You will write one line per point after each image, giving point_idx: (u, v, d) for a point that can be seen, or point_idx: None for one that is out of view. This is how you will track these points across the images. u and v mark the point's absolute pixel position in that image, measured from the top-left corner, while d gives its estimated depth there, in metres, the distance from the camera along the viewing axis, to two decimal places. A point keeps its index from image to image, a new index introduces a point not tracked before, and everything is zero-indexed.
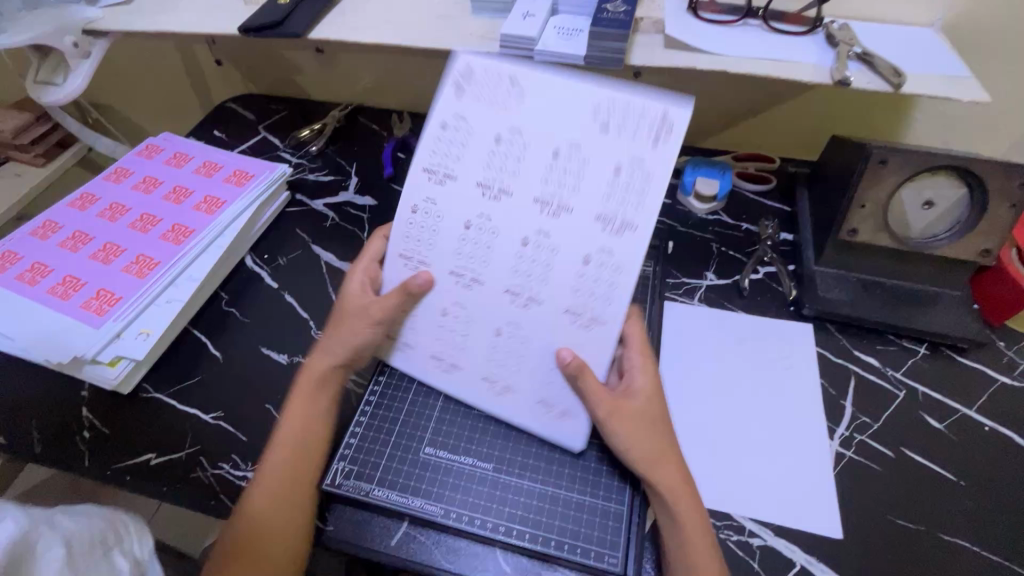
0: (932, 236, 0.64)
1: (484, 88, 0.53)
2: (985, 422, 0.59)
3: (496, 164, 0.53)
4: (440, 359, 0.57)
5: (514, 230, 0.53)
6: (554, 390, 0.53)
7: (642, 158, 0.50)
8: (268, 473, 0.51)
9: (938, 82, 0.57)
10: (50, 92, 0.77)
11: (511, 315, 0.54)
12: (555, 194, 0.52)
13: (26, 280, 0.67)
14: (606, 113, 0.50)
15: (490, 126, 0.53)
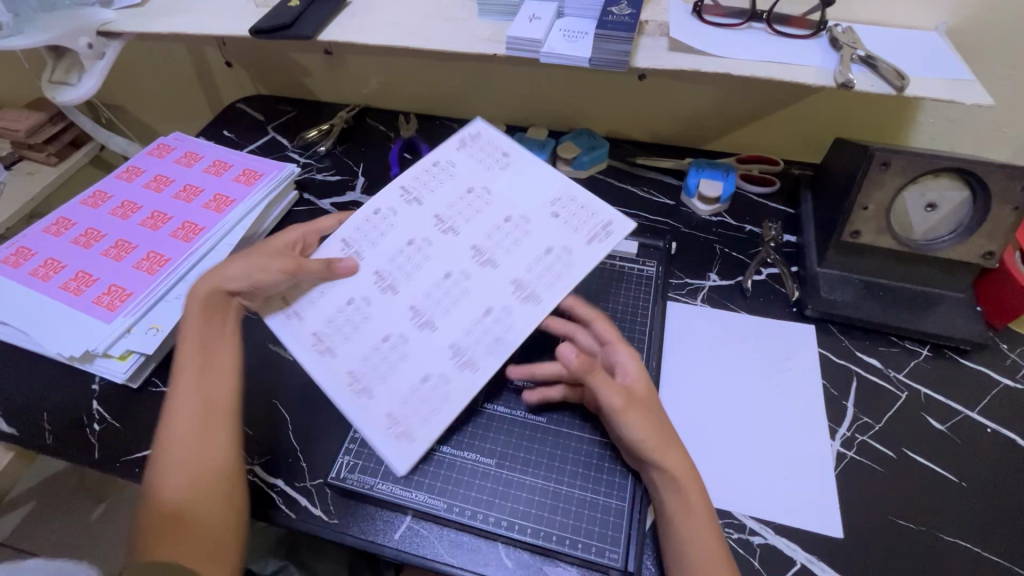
0: (935, 238, 0.64)
1: (484, 148, 0.66)
2: (987, 424, 0.59)
3: (459, 206, 0.62)
4: (321, 339, 0.55)
5: (443, 263, 0.59)
6: (408, 412, 0.51)
7: (584, 243, 0.58)
8: (181, 409, 0.52)
9: (941, 85, 0.58)
10: (64, 92, 0.79)
11: (400, 330, 0.56)
12: (494, 242, 0.59)
13: (39, 275, 0.68)
14: (566, 206, 0.60)
15: (469, 179, 0.64)
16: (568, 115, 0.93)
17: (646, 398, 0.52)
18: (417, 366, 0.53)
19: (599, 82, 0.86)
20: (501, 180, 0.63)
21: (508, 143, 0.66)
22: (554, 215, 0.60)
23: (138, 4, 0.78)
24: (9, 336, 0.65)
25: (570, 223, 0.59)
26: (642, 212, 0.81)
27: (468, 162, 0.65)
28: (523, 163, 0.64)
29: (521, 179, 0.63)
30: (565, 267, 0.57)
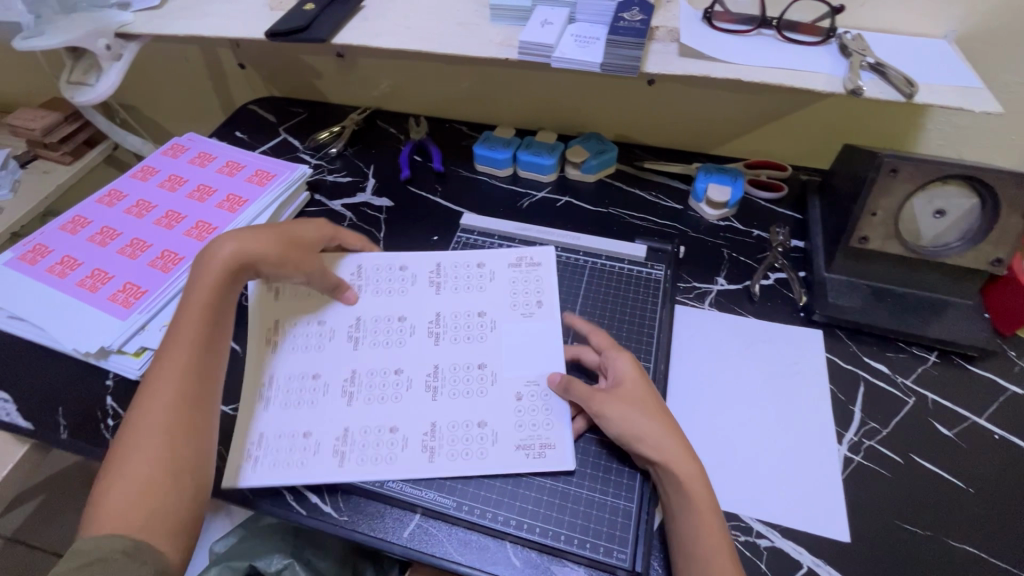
0: (944, 245, 0.64)
1: (530, 283, 0.68)
2: (995, 430, 0.59)
3: (458, 326, 0.64)
4: (276, 340, 0.63)
5: (403, 361, 0.61)
6: (272, 445, 0.56)
7: (514, 448, 0.55)
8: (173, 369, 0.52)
9: (950, 93, 0.58)
10: (82, 92, 0.80)
11: (326, 383, 0.60)
12: (452, 377, 0.60)
13: (56, 272, 0.69)
14: (533, 401, 0.58)
15: (488, 306, 0.66)
16: (577, 119, 0.93)
17: (636, 390, 0.54)
18: (309, 420, 0.57)
19: (609, 87, 0.87)
20: (508, 329, 0.63)
21: (552, 296, 0.67)
22: (518, 401, 0.58)
23: (155, 6, 0.79)
24: (25, 332, 0.66)
25: (524, 429, 0.56)
26: (650, 216, 0.82)
27: (503, 292, 0.67)
28: (545, 325, 0.64)
29: (526, 340, 0.62)
30: (494, 431, 0.56)
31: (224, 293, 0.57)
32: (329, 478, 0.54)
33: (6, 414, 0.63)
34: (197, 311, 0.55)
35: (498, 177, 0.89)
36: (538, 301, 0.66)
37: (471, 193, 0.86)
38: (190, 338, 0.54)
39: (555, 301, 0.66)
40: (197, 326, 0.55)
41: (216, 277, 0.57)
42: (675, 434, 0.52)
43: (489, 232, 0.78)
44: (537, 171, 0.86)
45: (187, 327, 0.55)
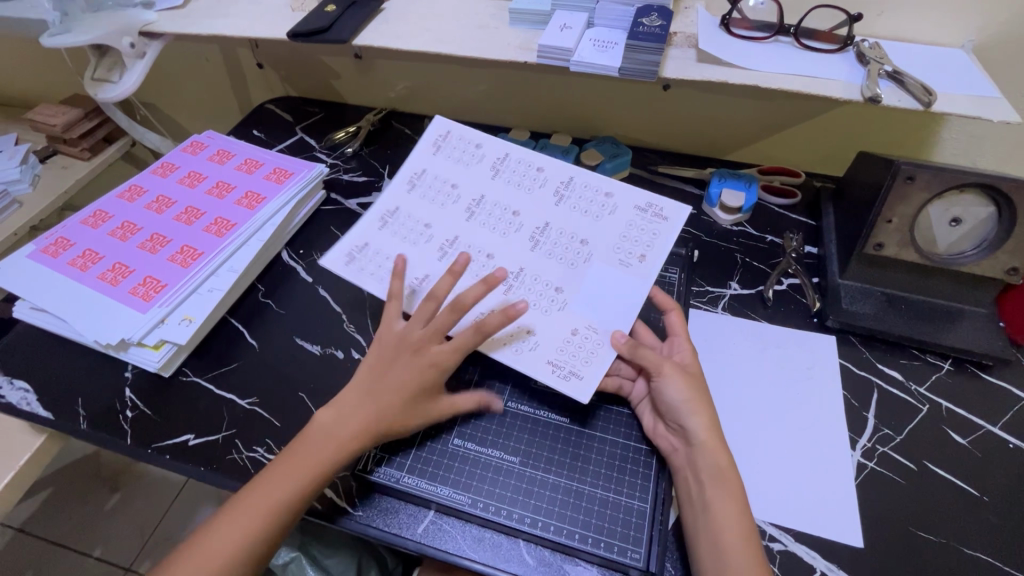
0: (959, 253, 0.64)
1: (644, 233, 0.60)
2: (1010, 440, 0.59)
3: (558, 243, 0.61)
4: (416, 180, 0.66)
5: (497, 248, 0.61)
6: (371, 258, 0.62)
7: (546, 361, 0.55)
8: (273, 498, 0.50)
9: (968, 102, 0.58)
10: (106, 90, 0.82)
11: (431, 234, 0.63)
12: (526, 286, 0.59)
13: (78, 265, 0.70)
14: (584, 340, 0.56)
15: (594, 236, 0.60)
16: (592, 123, 0.94)
17: (696, 376, 0.55)
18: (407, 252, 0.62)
19: (624, 92, 0.87)
20: (598, 268, 0.58)
21: (660, 253, 0.58)
22: (571, 333, 0.56)
23: (178, 6, 0.80)
24: (47, 323, 0.67)
25: (564, 352, 0.55)
26: None
27: (612, 231, 0.60)
28: (633, 284, 0.57)
29: (610, 284, 0.58)
30: (537, 339, 0.56)
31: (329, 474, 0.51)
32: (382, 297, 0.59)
33: (26, 404, 0.63)
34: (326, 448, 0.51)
35: None
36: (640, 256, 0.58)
37: None
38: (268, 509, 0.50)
39: (659, 263, 0.58)
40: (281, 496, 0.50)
41: (328, 445, 0.51)
42: (718, 427, 0.53)
43: None
44: None
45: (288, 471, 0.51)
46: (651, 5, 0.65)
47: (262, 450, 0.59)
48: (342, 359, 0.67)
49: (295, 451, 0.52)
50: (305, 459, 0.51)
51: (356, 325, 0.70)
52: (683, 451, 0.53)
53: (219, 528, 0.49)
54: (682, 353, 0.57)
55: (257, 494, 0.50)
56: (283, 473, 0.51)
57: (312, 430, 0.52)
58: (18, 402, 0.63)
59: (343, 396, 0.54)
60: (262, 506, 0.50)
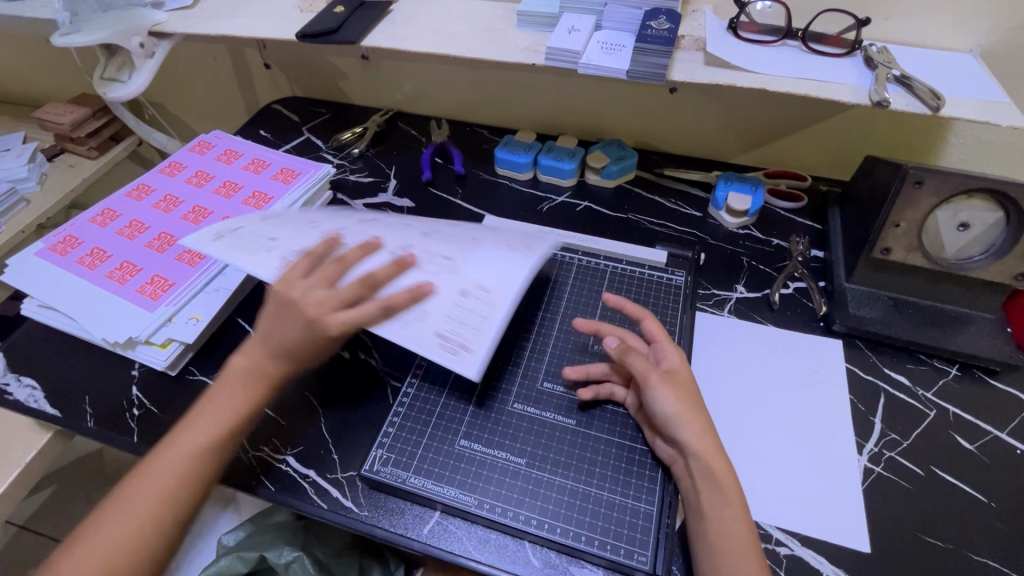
0: (967, 258, 0.64)
1: (534, 238, 0.64)
2: (1017, 445, 0.59)
3: (451, 237, 0.64)
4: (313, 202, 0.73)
5: (387, 234, 0.63)
6: (250, 239, 0.62)
7: (433, 332, 0.53)
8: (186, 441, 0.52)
9: (978, 107, 0.58)
10: (114, 89, 0.82)
11: (317, 224, 0.65)
12: (418, 253, 0.60)
13: (86, 264, 0.70)
14: (474, 302, 0.55)
15: (486, 236, 0.65)
16: (597, 125, 0.94)
17: (686, 382, 0.55)
18: (283, 233, 0.63)
19: (630, 94, 0.87)
20: (489, 249, 0.61)
21: (547, 246, 0.63)
22: (460, 295, 0.55)
23: (187, 6, 0.81)
24: (56, 321, 0.67)
25: (452, 324, 0.53)
26: (669, 223, 0.82)
27: (507, 236, 0.65)
28: (526, 259, 0.60)
29: (499, 262, 0.59)
30: (424, 311, 0.54)
31: (247, 416, 0.54)
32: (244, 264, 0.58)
33: (33, 401, 0.63)
34: (231, 390, 0.55)
35: (518, 180, 0.89)
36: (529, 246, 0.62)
37: (492, 196, 0.87)
38: (191, 452, 0.52)
39: (547, 251, 0.61)
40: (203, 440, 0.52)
41: (238, 388, 0.55)
42: (713, 433, 0.52)
43: None
44: (557, 176, 0.87)
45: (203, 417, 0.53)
46: (659, 8, 0.66)
47: (268, 449, 0.59)
48: (348, 359, 0.66)
49: (209, 400, 0.54)
50: (219, 404, 0.54)
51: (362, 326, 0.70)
52: (681, 461, 0.52)
53: (143, 476, 0.51)
54: (666, 360, 0.57)
55: (177, 442, 0.52)
56: (199, 418, 0.53)
57: (223, 378, 0.56)
58: (26, 400, 0.64)
59: (247, 345, 0.56)
60: (184, 450, 0.52)
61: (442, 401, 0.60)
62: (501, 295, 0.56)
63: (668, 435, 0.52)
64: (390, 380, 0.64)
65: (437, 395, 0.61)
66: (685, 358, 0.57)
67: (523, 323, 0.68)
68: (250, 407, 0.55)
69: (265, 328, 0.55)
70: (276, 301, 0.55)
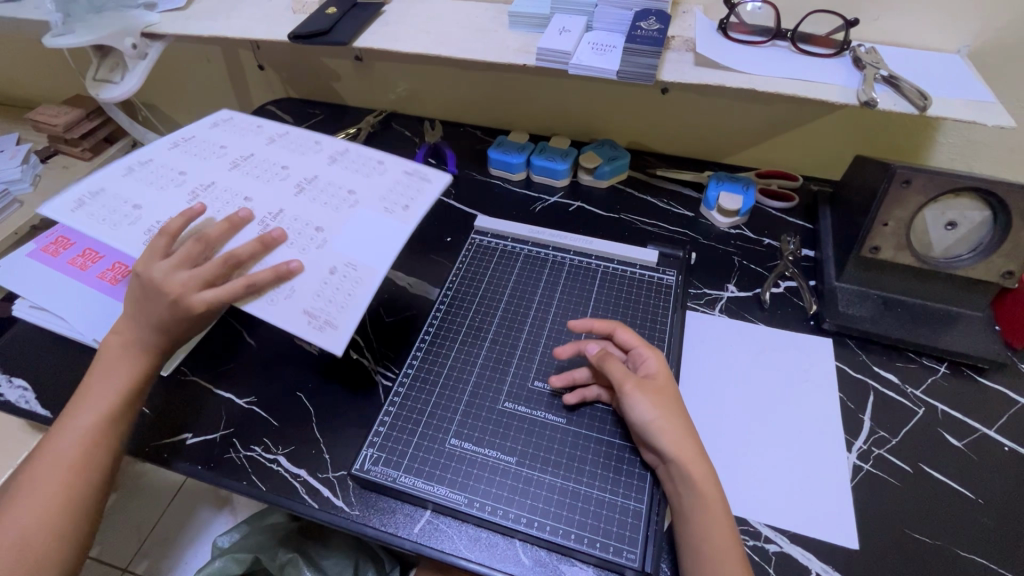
0: (955, 257, 0.65)
1: (410, 190, 0.65)
2: (1005, 442, 0.59)
3: (326, 191, 0.65)
4: (181, 140, 0.71)
5: (256, 194, 0.64)
6: (130, 218, 0.61)
7: (300, 311, 0.55)
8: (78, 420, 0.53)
9: (963, 107, 0.59)
10: (107, 90, 0.82)
11: (184, 180, 0.65)
12: (289, 225, 0.61)
13: (77, 265, 0.70)
14: (341, 280, 0.57)
15: (362, 188, 0.65)
16: (590, 126, 0.94)
17: (665, 388, 0.55)
18: (151, 203, 0.63)
19: (622, 95, 0.88)
20: (362, 214, 0.63)
21: (423, 205, 0.63)
22: (329, 273, 0.57)
23: (180, 7, 0.81)
24: (47, 322, 0.68)
25: (320, 299, 0.56)
26: (661, 222, 0.82)
27: (382, 187, 0.66)
28: (401, 224, 0.61)
29: (374, 228, 0.61)
30: (292, 288, 0.56)
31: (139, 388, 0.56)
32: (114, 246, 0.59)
33: (24, 402, 0.63)
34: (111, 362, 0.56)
35: (511, 180, 0.90)
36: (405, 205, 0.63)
37: (484, 196, 0.87)
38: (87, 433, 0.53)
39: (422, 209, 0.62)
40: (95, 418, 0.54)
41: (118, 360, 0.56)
42: (694, 439, 0.52)
43: (502, 235, 0.79)
44: (550, 176, 0.87)
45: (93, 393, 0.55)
46: (649, 9, 0.66)
47: (260, 449, 0.59)
48: (340, 359, 0.66)
49: (91, 384, 0.56)
50: (102, 384, 0.55)
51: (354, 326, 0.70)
52: (662, 467, 0.52)
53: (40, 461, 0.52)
54: (644, 368, 0.57)
55: (71, 422, 0.54)
56: (84, 402, 0.54)
57: (99, 362, 0.57)
58: (16, 401, 0.63)
59: (118, 325, 0.58)
60: (78, 429, 0.53)
61: (433, 401, 0.60)
62: (368, 272, 0.57)
63: (649, 443, 0.53)
64: (382, 380, 0.64)
65: (427, 396, 0.61)
66: (665, 364, 0.57)
67: (513, 325, 0.68)
68: (137, 381, 0.56)
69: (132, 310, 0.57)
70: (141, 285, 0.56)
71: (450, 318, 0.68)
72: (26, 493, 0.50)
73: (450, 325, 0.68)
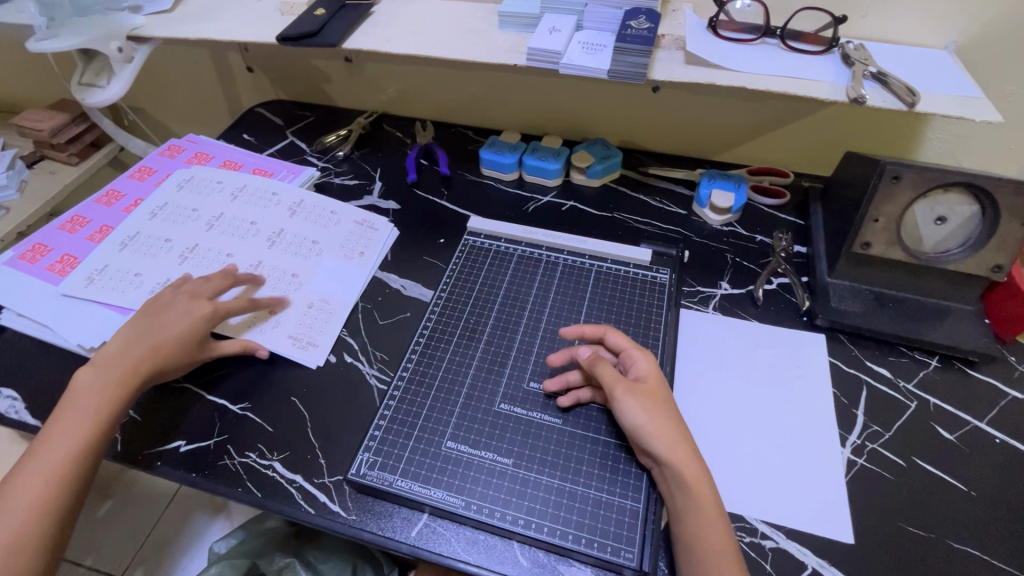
0: (945, 251, 0.65)
1: (362, 239, 0.77)
2: (996, 435, 0.60)
3: (293, 242, 0.75)
4: (156, 212, 0.78)
5: (236, 249, 0.74)
6: (131, 282, 0.70)
7: (286, 336, 0.67)
8: (75, 415, 0.54)
9: (951, 103, 0.59)
10: (93, 94, 0.81)
11: (172, 245, 0.74)
12: (268, 273, 0.72)
13: (56, 271, 0.71)
14: (317, 313, 0.69)
15: (323, 239, 0.76)
16: (582, 125, 0.94)
17: (657, 392, 0.55)
18: (148, 268, 0.71)
19: (613, 94, 0.88)
20: (328, 260, 0.74)
21: (374, 255, 0.77)
22: (307, 307, 0.70)
23: (166, 9, 0.80)
24: (30, 329, 0.67)
25: (302, 327, 0.68)
26: (653, 221, 0.83)
27: (339, 236, 0.77)
28: (361, 269, 0.74)
29: (340, 272, 0.73)
30: (278, 319, 0.68)
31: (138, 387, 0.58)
32: (129, 297, 0.68)
33: (14, 412, 0.62)
34: (110, 362, 0.57)
35: (503, 181, 0.90)
36: (362, 252, 0.76)
37: (477, 196, 0.87)
38: (64, 453, 0.52)
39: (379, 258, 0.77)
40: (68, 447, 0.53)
41: (119, 360, 0.57)
42: (687, 440, 0.52)
43: (495, 236, 0.79)
44: (542, 176, 0.87)
45: (90, 391, 0.55)
46: (639, 7, 0.66)
47: (255, 455, 0.59)
48: (334, 364, 0.66)
49: (68, 408, 0.55)
50: (80, 411, 0.54)
51: (348, 330, 0.69)
52: (656, 469, 0.52)
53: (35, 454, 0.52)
54: (635, 372, 0.57)
55: (66, 418, 0.54)
56: (81, 398, 0.55)
57: (75, 390, 0.56)
58: (5, 411, 0.62)
59: (99, 356, 0.58)
60: (76, 425, 0.54)
61: (428, 403, 0.60)
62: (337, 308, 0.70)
63: (641, 446, 0.53)
64: (376, 383, 0.64)
65: (422, 400, 0.61)
66: (656, 367, 0.57)
67: (507, 327, 0.68)
68: (135, 380, 0.57)
69: (124, 342, 0.59)
70: (154, 306, 0.63)
71: (445, 320, 0.68)
72: (16, 487, 0.51)
73: (443, 328, 0.67)
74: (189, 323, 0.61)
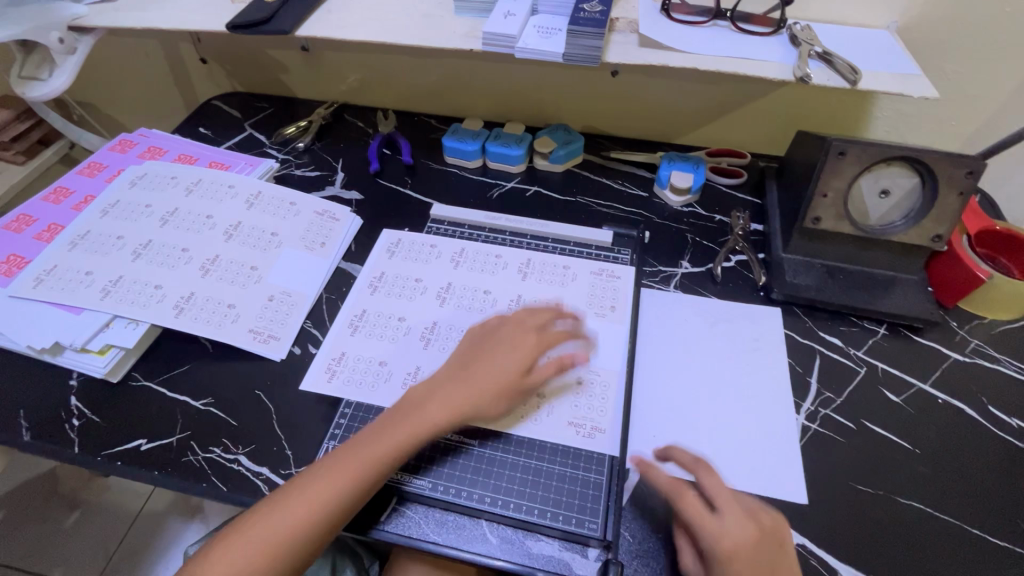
0: (889, 224, 0.68)
1: (322, 229, 0.77)
2: (939, 396, 0.63)
3: (252, 234, 0.74)
4: (108, 210, 0.75)
5: (193, 244, 0.72)
6: (350, 366, 0.63)
7: (246, 329, 0.66)
8: (372, 430, 0.53)
9: (890, 80, 0.62)
10: (34, 87, 0.78)
11: (124, 243, 0.72)
12: (224, 268, 0.70)
13: (3, 271, 0.68)
14: (278, 305, 0.68)
15: (284, 230, 0.75)
16: (544, 111, 0.95)
17: None
18: (350, 347, 0.65)
19: (574, 78, 0.88)
20: (288, 252, 0.73)
21: (336, 245, 0.76)
22: (268, 300, 0.68)
23: None
24: None
25: (263, 320, 0.67)
26: (617, 204, 0.84)
27: (300, 226, 0.76)
28: (321, 261, 0.74)
29: (303, 264, 0.72)
30: (238, 313, 0.67)
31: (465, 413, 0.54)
32: (88, 305, 0.65)
33: None
34: (464, 368, 0.57)
35: (467, 168, 0.90)
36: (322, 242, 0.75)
37: (441, 184, 0.87)
38: (354, 464, 0.50)
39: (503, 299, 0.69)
40: (340, 469, 0.50)
41: (470, 377, 0.56)
42: None
43: (459, 223, 0.79)
44: (506, 162, 0.88)
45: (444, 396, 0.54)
46: None
47: (219, 449, 0.58)
48: (299, 355, 0.65)
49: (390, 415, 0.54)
50: (392, 426, 0.53)
51: (313, 321, 0.69)
52: None
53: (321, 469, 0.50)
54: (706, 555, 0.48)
55: (377, 433, 0.52)
56: (404, 408, 0.54)
57: (409, 396, 0.55)
58: None
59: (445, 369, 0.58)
60: (382, 442, 0.52)
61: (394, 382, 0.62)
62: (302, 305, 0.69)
63: None
64: None
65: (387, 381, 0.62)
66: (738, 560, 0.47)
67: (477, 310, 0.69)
68: (490, 391, 0.55)
69: (483, 356, 0.58)
70: (487, 334, 0.60)
71: None
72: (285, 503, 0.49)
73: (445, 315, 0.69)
74: (514, 355, 0.57)
